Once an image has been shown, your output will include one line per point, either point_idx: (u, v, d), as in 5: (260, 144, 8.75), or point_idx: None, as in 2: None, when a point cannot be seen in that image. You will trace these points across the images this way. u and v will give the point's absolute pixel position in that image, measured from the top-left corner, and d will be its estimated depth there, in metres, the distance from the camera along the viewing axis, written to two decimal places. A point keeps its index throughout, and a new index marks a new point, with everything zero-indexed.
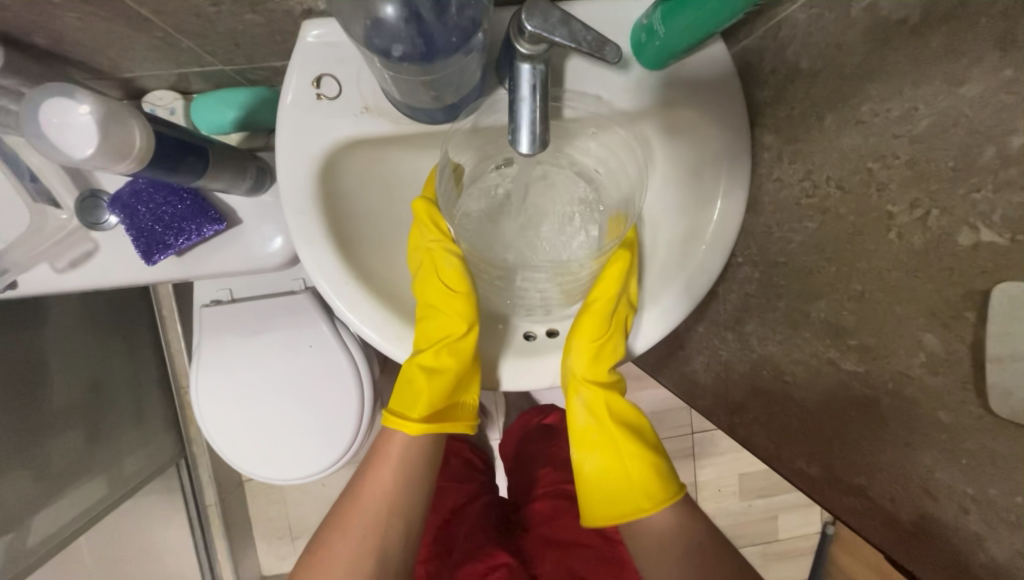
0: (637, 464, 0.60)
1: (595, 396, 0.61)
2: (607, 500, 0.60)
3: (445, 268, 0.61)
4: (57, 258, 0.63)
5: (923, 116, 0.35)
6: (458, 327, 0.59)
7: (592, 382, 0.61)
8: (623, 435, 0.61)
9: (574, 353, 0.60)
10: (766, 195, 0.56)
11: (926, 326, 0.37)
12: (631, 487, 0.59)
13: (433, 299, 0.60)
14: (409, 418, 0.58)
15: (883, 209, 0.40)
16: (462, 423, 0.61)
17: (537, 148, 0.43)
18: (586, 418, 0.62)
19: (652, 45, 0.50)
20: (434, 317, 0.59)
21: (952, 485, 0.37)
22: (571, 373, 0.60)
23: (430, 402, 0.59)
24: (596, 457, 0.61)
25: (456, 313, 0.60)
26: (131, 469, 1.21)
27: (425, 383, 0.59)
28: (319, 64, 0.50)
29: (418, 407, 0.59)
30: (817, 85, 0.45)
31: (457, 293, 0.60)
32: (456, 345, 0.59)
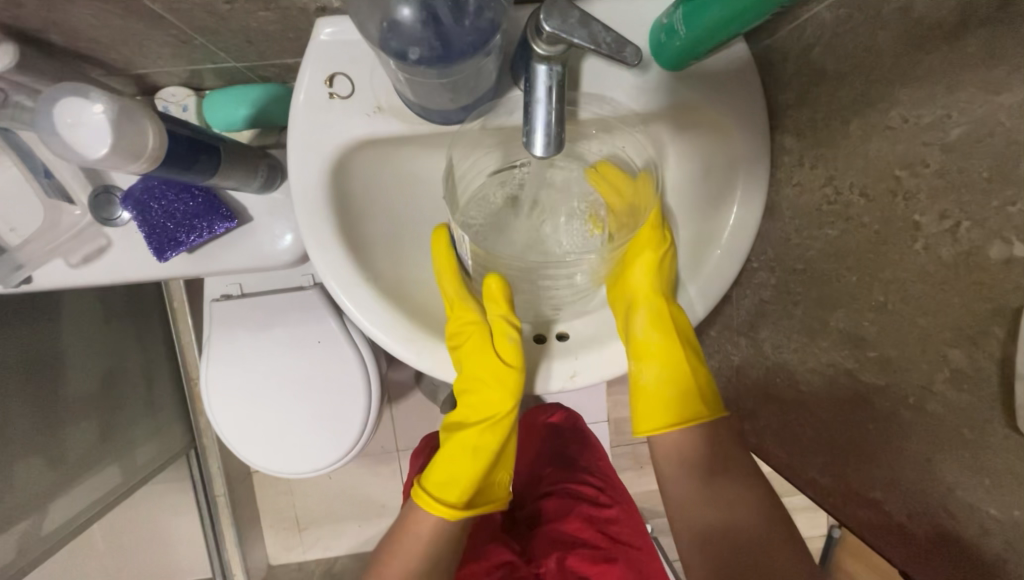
0: (688, 374, 0.61)
1: (659, 310, 0.61)
2: (661, 408, 0.61)
3: (505, 343, 0.59)
4: (71, 253, 0.64)
5: (956, 124, 0.34)
6: (504, 406, 0.61)
7: (658, 296, 0.61)
8: (682, 346, 0.61)
9: (637, 270, 0.61)
10: (785, 200, 0.54)
11: (952, 342, 0.36)
12: (686, 393, 0.61)
13: (480, 373, 0.60)
14: (446, 501, 0.59)
15: (909, 219, 0.38)
16: (496, 499, 0.63)
17: (553, 151, 0.42)
18: (645, 331, 0.61)
19: (672, 45, 0.49)
20: (481, 393, 0.61)
21: (975, 505, 0.36)
22: (634, 286, 0.62)
23: (467, 487, 0.60)
24: (655, 368, 0.61)
25: (509, 389, 0.60)
26: (143, 459, 1.23)
27: (469, 463, 0.61)
28: (332, 62, 0.49)
29: (453, 489, 0.60)
30: (843, 89, 0.44)
31: (508, 372, 0.59)
32: (501, 421, 0.62)
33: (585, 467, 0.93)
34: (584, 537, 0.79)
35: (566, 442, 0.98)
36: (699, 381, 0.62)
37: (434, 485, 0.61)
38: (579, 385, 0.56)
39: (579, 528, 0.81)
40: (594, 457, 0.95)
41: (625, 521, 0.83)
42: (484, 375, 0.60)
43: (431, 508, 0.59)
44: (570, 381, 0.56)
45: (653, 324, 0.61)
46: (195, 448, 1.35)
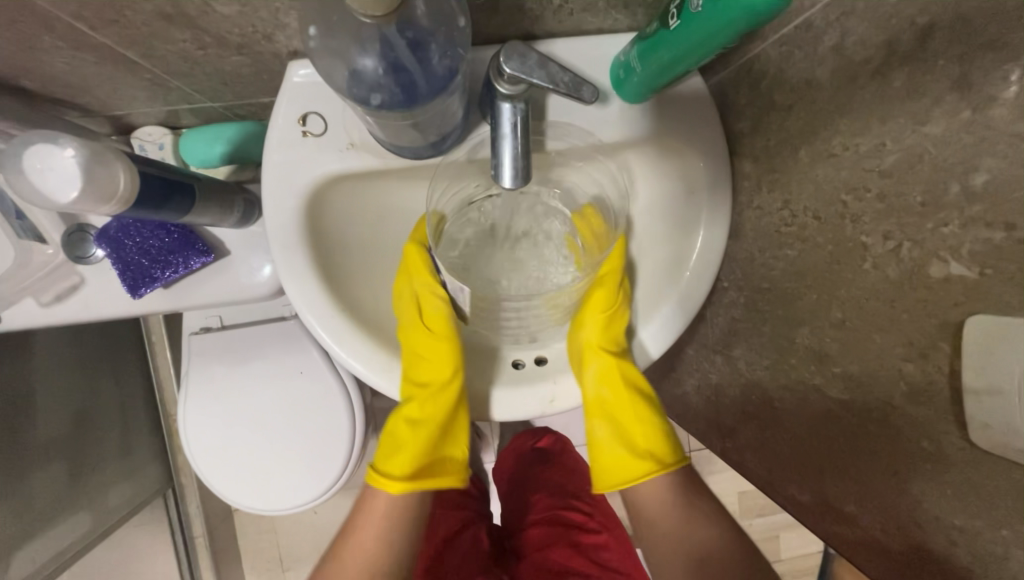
0: (644, 427, 0.60)
1: (609, 367, 0.59)
2: (621, 464, 0.59)
3: (430, 312, 0.60)
4: (42, 292, 0.63)
5: (890, 152, 0.36)
6: (443, 373, 0.58)
7: (606, 351, 0.59)
8: (634, 401, 0.60)
9: (587, 326, 0.60)
10: (747, 222, 0.57)
11: (905, 356, 0.38)
12: (640, 450, 0.59)
13: (417, 346, 0.58)
14: (392, 475, 0.56)
15: (858, 240, 0.40)
16: (450, 477, 0.58)
17: (519, 183, 0.44)
18: (597, 388, 0.60)
19: (631, 80, 0.51)
20: (421, 363, 0.58)
21: (940, 517, 0.37)
22: (584, 341, 0.60)
23: (415, 457, 0.57)
24: (605, 424, 0.61)
25: (445, 359, 0.59)
26: (116, 501, 1.18)
27: (411, 439, 0.58)
28: (305, 102, 0.51)
29: (400, 461, 0.57)
30: (791, 119, 0.46)
31: (444, 341, 0.59)
32: (438, 397, 0.58)
33: (573, 492, 0.92)
34: (573, 566, 0.78)
35: (555, 467, 0.97)
36: (655, 428, 0.60)
37: (383, 462, 0.57)
38: (557, 409, 0.58)
39: (569, 557, 0.79)
40: (583, 481, 0.94)
41: (615, 548, 0.82)
42: (425, 348, 0.59)
43: (377, 483, 0.56)
44: (549, 406, 0.57)
45: (604, 376, 0.59)
46: (172, 487, 1.30)
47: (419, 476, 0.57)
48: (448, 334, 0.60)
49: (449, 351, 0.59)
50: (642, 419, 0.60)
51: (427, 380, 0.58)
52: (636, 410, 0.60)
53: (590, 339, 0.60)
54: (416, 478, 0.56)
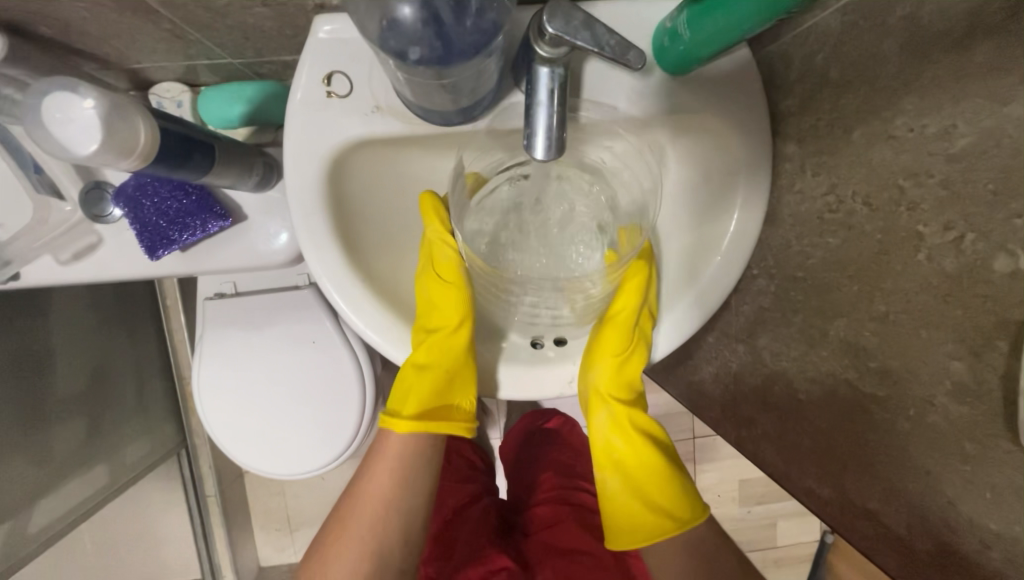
0: (655, 475, 0.60)
1: (618, 415, 0.62)
2: (635, 520, 0.59)
3: (440, 260, 0.60)
4: (60, 249, 0.63)
5: (962, 135, 0.34)
6: (451, 320, 0.59)
7: (613, 399, 0.61)
8: (646, 446, 0.61)
9: (598, 368, 0.61)
10: (785, 207, 0.54)
11: (955, 354, 0.36)
12: (656, 503, 0.59)
13: (431, 294, 0.60)
14: (399, 415, 0.58)
15: (913, 229, 0.38)
16: (458, 424, 0.60)
17: (553, 155, 0.42)
18: (607, 434, 0.62)
19: (675, 49, 0.48)
20: (433, 310, 0.60)
21: (974, 519, 0.36)
22: (593, 387, 0.61)
23: (421, 398, 0.59)
24: (617, 476, 0.61)
25: (455, 306, 0.59)
26: (132, 458, 1.22)
27: (418, 381, 0.59)
28: (330, 60, 0.48)
29: (408, 405, 0.59)
30: (847, 97, 0.43)
31: (453, 286, 0.60)
32: (446, 339, 0.59)
33: (582, 473, 0.92)
34: (581, 545, 0.78)
35: (564, 446, 0.97)
36: (663, 471, 0.60)
37: (392, 401, 0.59)
38: (574, 391, 0.59)
39: (576, 535, 0.80)
40: (592, 463, 0.94)
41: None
42: (435, 293, 0.60)
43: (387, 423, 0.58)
44: (568, 387, 0.58)
45: (614, 428, 0.62)
46: (186, 447, 1.33)
47: (427, 417, 0.58)
48: (458, 280, 0.60)
49: (458, 298, 0.60)
50: (653, 470, 0.60)
51: (438, 326, 0.59)
52: (648, 466, 0.61)
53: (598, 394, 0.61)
54: (424, 420, 0.58)
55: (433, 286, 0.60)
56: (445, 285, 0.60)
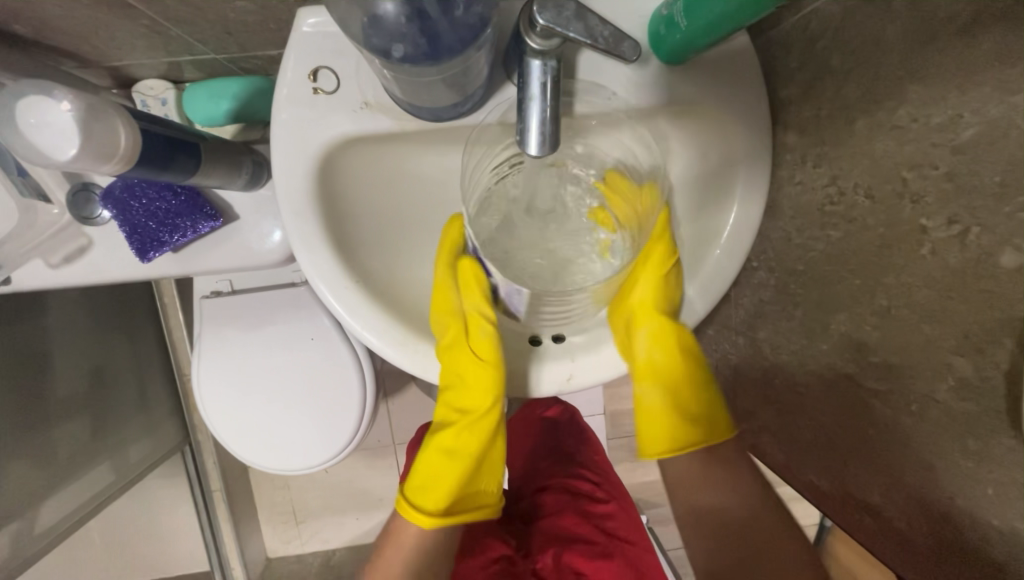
0: (689, 378, 0.60)
1: (662, 328, 0.59)
2: (666, 427, 0.60)
3: (478, 337, 0.58)
4: (50, 253, 0.62)
5: (968, 125, 0.32)
6: (482, 406, 0.59)
7: (660, 312, 0.58)
8: (683, 356, 0.59)
9: (642, 283, 0.59)
10: (786, 199, 0.53)
11: (957, 350, 0.35)
12: (689, 416, 0.60)
13: (458, 367, 0.57)
14: (421, 509, 0.58)
15: (916, 222, 0.37)
16: (484, 508, 0.60)
17: (547, 150, 0.41)
18: (648, 351, 0.59)
19: (672, 37, 0.47)
20: (460, 391, 0.59)
21: (977, 516, 0.36)
22: (639, 301, 0.59)
23: (444, 494, 0.59)
24: (656, 389, 0.60)
25: (486, 387, 0.57)
26: (136, 456, 1.22)
27: (449, 467, 0.59)
28: (315, 55, 0.47)
29: (433, 497, 0.58)
30: (849, 85, 0.42)
31: (486, 367, 0.57)
32: (475, 425, 0.60)
33: (581, 462, 0.93)
34: (580, 533, 0.79)
35: (564, 436, 0.98)
36: (698, 375, 0.60)
37: (414, 491, 0.59)
38: (574, 387, 0.55)
39: (575, 524, 0.80)
40: (591, 452, 0.95)
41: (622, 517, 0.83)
42: (461, 367, 0.57)
43: (414, 519, 0.57)
44: (567, 384, 0.55)
45: (660, 340, 0.59)
46: (189, 444, 1.34)
47: (453, 511, 0.59)
48: (493, 360, 0.57)
49: (489, 376, 0.57)
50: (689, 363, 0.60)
51: (469, 410, 0.59)
52: (675, 353, 0.60)
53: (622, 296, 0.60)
54: (450, 514, 0.58)
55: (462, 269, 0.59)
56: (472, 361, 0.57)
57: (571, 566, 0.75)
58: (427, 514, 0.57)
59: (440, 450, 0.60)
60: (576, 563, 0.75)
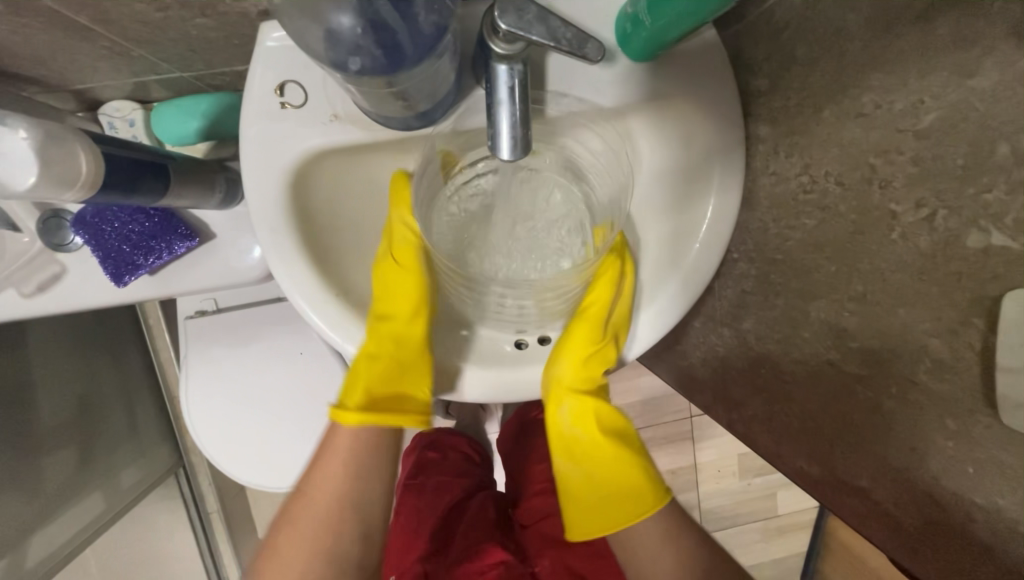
0: (636, 475, 0.60)
1: (581, 406, 0.61)
2: (594, 514, 0.59)
3: (397, 243, 0.58)
4: (23, 283, 0.60)
5: (929, 110, 0.33)
6: (403, 304, 0.58)
7: (576, 390, 0.60)
8: (609, 442, 0.60)
9: (563, 362, 0.59)
10: (761, 189, 0.53)
11: (932, 332, 0.36)
12: (622, 492, 0.59)
13: (387, 286, 0.57)
14: (346, 406, 0.56)
15: (885, 208, 0.37)
16: (409, 417, 0.57)
17: (519, 153, 0.40)
18: (570, 427, 0.61)
19: (638, 34, 0.47)
20: (388, 302, 0.57)
21: (961, 494, 0.36)
22: (555, 381, 0.59)
23: (368, 385, 0.57)
24: (576, 467, 0.61)
25: (411, 296, 0.58)
26: (128, 482, 1.20)
27: (365, 368, 0.56)
28: (282, 70, 0.46)
29: (354, 394, 0.57)
30: (815, 74, 0.42)
31: (410, 281, 0.58)
32: (400, 332, 0.57)
33: None
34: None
35: None
36: (635, 481, 0.60)
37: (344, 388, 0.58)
38: None
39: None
40: None
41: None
42: (391, 280, 0.58)
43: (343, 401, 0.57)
44: None
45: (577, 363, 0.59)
46: (183, 466, 1.32)
47: (375, 407, 0.57)
48: (415, 267, 0.59)
49: (414, 287, 0.58)
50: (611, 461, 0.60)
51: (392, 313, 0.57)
52: (602, 457, 0.60)
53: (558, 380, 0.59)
54: (371, 409, 0.56)
55: (395, 236, 0.58)
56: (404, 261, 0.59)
57: (567, 566, 0.75)
58: (354, 401, 0.56)
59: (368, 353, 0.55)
60: (572, 563, 0.75)
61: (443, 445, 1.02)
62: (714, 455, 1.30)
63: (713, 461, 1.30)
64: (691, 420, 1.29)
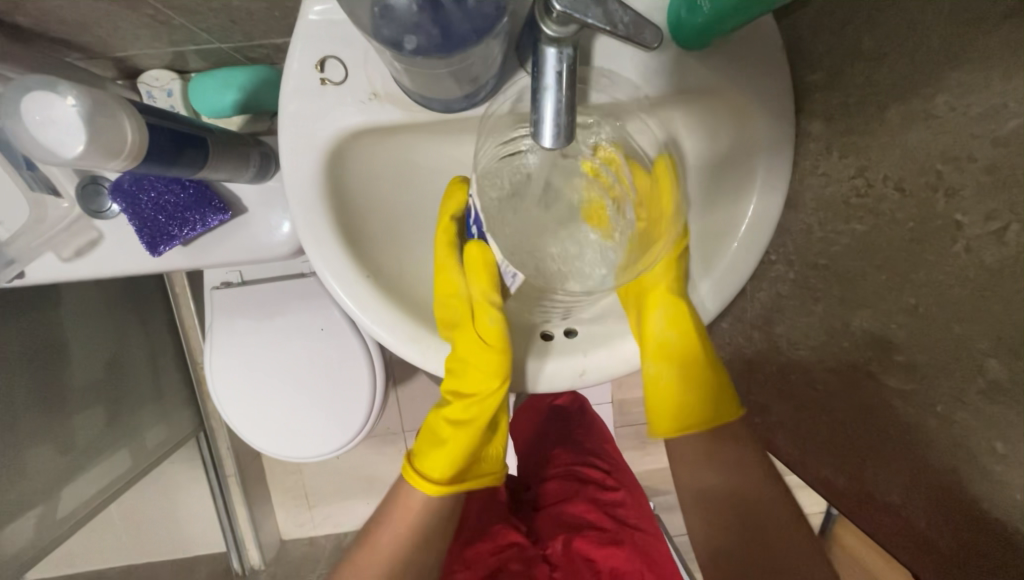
0: (704, 369, 0.59)
1: (674, 309, 0.57)
2: (673, 409, 0.60)
3: (486, 325, 0.55)
4: (62, 247, 0.62)
5: (1012, 116, 0.30)
6: (489, 386, 0.56)
7: (670, 293, 0.57)
8: (699, 341, 0.58)
9: (653, 264, 0.57)
10: (808, 190, 0.51)
11: (990, 351, 0.34)
12: (699, 394, 0.59)
13: (466, 354, 0.55)
14: (428, 477, 0.58)
15: (950, 218, 0.35)
16: (487, 479, 0.61)
17: (562, 142, 0.39)
18: (664, 330, 0.58)
19: (694, 20, 0.45)
20: (466, 374, 0.56)
21: (1003, 520, 0.35)
22: (651, 281, 0.58)
23: (452, 462, 0.58)
24: (672, 368, 0.59)
25: (491, 373, 0.55)
26: (152, 442, 1.25)
27: (453, 439, 0.58)
28: (322, 45, 0.45)
29: (436, 464, 0.58)
30: (882, 71, 0.40)
31: (492, 353, 0.54)
32: (485, 401, 0.57)
33: (591, 449, 0.93)
34: (591, 520, 0.79)
35: (574, 422, 0.98)
36: (719, 401, 0.59)
37: (422, 460, 0.59)
38: (588, 382, 0.55)
39: (585, 510, 0.81)
40: (601, 440, 0.95)
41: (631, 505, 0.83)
42: (468, 354, 0.55)
43: (422, 488, 0.58)
44: (580, 379, 0.55)
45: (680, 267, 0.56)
46: (203, 430, 1.36)
47: (459, 480, 0.59)
48: (500, 346, 0.55)
49: (496, 361, 0.55)
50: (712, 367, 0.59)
51: (470, 392, 0.57)
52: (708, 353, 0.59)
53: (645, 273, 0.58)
54: (457, 481, 0.59)
55: (472, 259, 0.54)
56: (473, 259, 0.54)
57: (580, 552, 0.76)
58: (437, 480, 0.58)
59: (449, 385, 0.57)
60: (586, 550, 0.76)
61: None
62: None
63: None
64: None
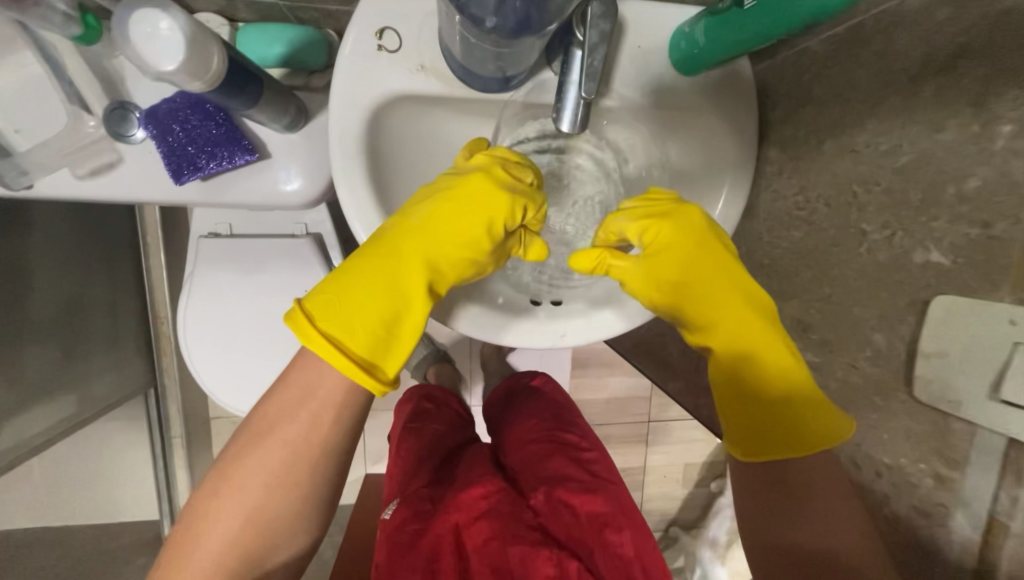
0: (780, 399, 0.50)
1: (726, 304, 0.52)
2: (766, 427, 0.50)
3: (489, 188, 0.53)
4: (78, 165, 0.64)
5: (905, 153, 0.42)
6: (465, 251, 0.53)
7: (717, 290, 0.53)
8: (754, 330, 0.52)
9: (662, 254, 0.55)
10: (762, 204, 0.63)
11: (876, 326, 0.45)
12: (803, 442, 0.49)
13: (456, 221, 0.53)
14: (324, 330, 0.46)
15: (859, 227, 0.47)
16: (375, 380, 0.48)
17: (577, 129, 0.49)
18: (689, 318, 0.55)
19: (691, 51, 0.56)
20: (451, 232, 0.53)
21: (873, 456, 0.47)
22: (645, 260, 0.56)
23: (371, 329, 0.48)
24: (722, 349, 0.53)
25: (469, 236, 0.53)
26: (103, 389, 1.21)
27: (376, 308, 0.48)
28: (383, 16, 0.52)
29: (352, 328, 0.47)
30: (824, 113, 0.52)
31: (484, 218, 0.53)
32: (446, 275, 0.53)
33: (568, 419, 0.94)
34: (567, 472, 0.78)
35: (549, 400, 0.99)
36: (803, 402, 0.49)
37: (326, 310, 0.47)
38: (568, 344, 0.63)
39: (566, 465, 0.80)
40: (574, 413, 0.97)
41: (607, 463, 0.83)
42: (456, 220, 0.53)
43: (332, 362, 0.46)
44: (561, 341, 0.63)
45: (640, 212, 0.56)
46: (154, 388, 1.35)
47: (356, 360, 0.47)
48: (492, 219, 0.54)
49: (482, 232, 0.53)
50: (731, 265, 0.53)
51: (442, 261, 0.52)
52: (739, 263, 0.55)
53: (641, 237, 0.55)
54: (358, 360, 0.47)
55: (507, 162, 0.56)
56: (492, 174, 0.54)
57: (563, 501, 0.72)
58: (360, 349, 0.47)
59: (424, 264, 0.52)
60: (566, 497, 0.72)
61: (436, 399, 1.02)
62: (663, 458, 1.45)
63: (661, 464, 1.46)
64: (648, 423, 1.44)
